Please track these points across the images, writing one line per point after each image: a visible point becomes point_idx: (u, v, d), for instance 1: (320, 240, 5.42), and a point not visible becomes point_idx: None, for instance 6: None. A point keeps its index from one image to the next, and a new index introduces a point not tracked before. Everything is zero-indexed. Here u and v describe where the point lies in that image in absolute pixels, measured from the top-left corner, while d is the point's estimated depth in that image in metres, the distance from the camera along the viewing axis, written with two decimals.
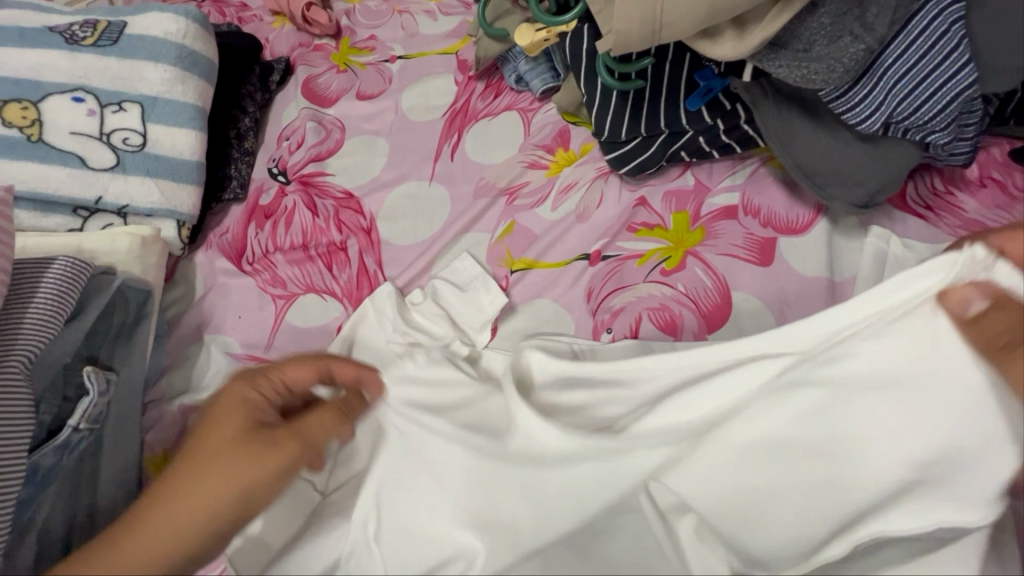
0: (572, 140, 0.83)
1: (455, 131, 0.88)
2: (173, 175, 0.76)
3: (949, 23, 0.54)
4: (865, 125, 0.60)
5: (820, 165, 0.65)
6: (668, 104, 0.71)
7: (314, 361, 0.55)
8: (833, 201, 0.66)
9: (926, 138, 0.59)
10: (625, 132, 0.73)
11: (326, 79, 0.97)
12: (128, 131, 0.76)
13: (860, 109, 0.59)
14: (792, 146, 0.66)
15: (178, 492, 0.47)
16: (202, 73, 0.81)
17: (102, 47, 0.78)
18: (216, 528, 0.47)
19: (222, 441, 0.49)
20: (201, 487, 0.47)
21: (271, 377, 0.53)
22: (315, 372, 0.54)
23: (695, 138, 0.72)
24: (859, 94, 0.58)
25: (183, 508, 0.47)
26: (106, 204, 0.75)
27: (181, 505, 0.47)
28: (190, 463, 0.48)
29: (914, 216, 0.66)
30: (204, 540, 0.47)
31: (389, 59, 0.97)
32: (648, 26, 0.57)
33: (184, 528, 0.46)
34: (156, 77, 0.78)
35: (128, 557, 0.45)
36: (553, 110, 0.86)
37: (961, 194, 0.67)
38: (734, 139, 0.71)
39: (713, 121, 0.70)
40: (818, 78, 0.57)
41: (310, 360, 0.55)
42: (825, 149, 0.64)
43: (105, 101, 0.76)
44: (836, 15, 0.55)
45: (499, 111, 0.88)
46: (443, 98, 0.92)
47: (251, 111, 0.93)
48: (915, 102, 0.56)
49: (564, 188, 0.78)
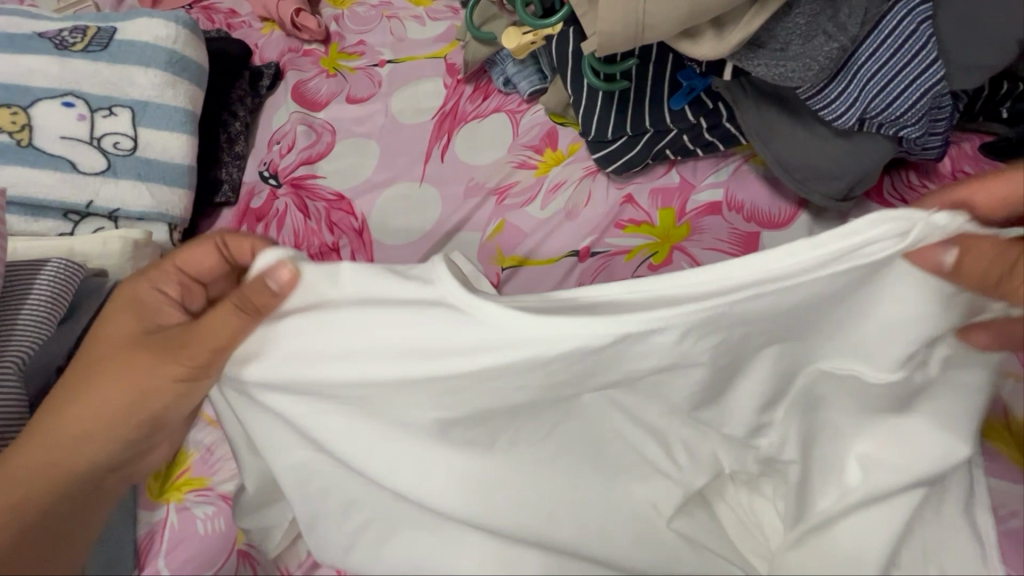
0: (560, 140, 0.85)
1: (445, 132, 0.89)
2: (164, 179, 0.77)
3: (917, 24, 0.57)
4: (841, 121, 0.62)
5: (799, 160, 0.67)
6: (652, 104, 0.73)
7: (208, 241, 0.50)
8: (812, 195, 0.68)
9: (899, 133, 0.62)
10: (611, 132, 0.75)
11: (316, 83, 0.98)
12: (119, 136, 0.77)
13: (835, 106, 0.61)
14: (772, 142, 0.68)
15: (72, 400, 0.50)
16: (193, 78, 0.81)
17: (92, 52, 0.78)
18: (111, 437, 0.51)
19: (117, 341, 0.50)
20: (95, 395, 0.50)
21: (169, 269, 0.51)
22: (212, 266, 0.51)
23: (680, 137, 0.74)
24: (834, 91, 0.60)
25: (78, 419, 0.50)
26: (97, 207, 0.75)
27: (72, 422, 0.51)
28: (92, 359, 0.50)
29: (891, 209, 0.69)
30: (102, 449, 0.52)
31: (379, 63, 0.99)
32: (632, 28, 0.59)
33: (80, 439, 0.51)
34: (146, 82, 0.78)
35: (39, 458, 0.51)
36: (540, 112, 0.88)
37: (934, 188, 0.69)
38: (717, 137, 0.73)
39: (696, 120, 0.72)
40: (795, 76, 0.59)
41: (204, 242, 0.50)
42: (803, 145, 0.66)
43: (95, 106, 0.77)
44: (811, 16, 0.57)
45: (487, 112, 0.90)
46: (432, 101, 0.93)
47: (241, 115, 0.94)
48: (888, 98, 0.59)
49: (553, 187, 0.80)
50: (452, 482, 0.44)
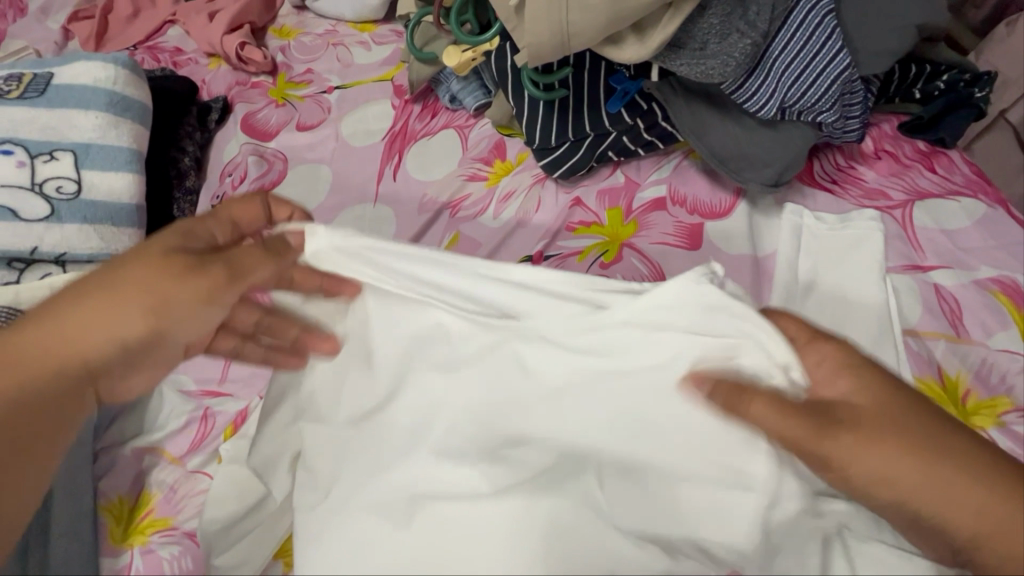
0: (508, 151, 0.87)
1: (396, 151, 0.90)
2: (111, 220, 0.76)
3: (822, 16, 0.61)
4: (764, 111, 0.65)
5: (732, 152, 0.70)
6: (590, 109, 0.76)
7: (257, 197, 0.53)
8: (747, 183, 0.71)
9: (817, 119, 0.65)
10: (555, 138, 0.77)
11: (265, 114, 0.98)
12: (62, 179, 0.76)
13: (757, 97, 0.64)
14: (705, 136, 0.71)
15: (68, 299, 0.49)
16: (137, 117, 0.81)
17: (29, 99, 0.78)
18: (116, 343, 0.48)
19: (154, 258, 0.48)
20: (101, 316, 0.48)
21: (217, 215, 0.52)
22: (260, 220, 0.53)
23: (620, 138, 0.77)
24: (754, 84, 0.64)
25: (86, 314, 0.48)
26: (42, 253, 0.74)
27: (98, 312, 0.48)
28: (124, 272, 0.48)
29: (823, 190, 0.72)
30: (88, 356, 0.49)
31: (327, 89, 1.00)
32: (557, 38, 0.61)
33: (89, 339, 0.48)
34: (87, 124, 0.78)
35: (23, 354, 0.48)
36: (488, 125, 0.90)
37: (861, 167, 0.73)
38: (656, 135, 0.76)
39: (633, 121, 0.75)
40: (715, 72, 0.62)
41: (255, 197, 0.53)
42: (733, 137, 0.69)
43: (35, 151, 0.76)
44: (723, 15, 0.60)
45: (436, 129, 0.92)
46: (381, 122, 0.94)
47: (190, 150, 0.93)
48: (803, 87, 0.62)
49: (504, 196, 0.82)
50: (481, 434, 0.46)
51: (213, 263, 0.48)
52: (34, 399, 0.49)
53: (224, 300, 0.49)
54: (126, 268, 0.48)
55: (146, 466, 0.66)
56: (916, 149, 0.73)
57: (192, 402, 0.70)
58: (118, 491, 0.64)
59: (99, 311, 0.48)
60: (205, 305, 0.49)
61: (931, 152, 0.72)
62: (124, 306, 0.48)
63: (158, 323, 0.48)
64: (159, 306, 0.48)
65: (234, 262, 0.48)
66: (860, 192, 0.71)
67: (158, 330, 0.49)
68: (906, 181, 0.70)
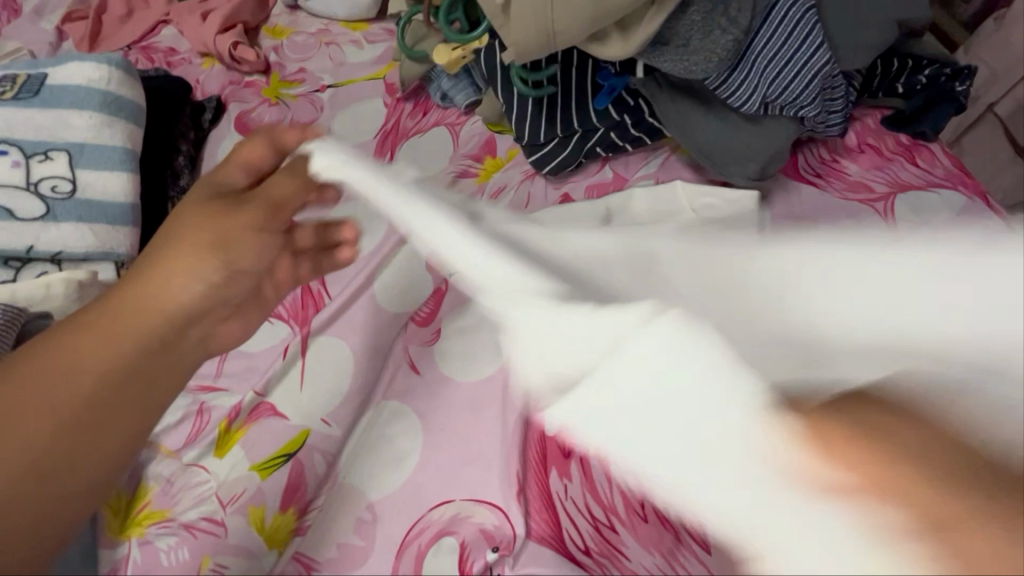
0: (499, 147, 0.88)
1: (388, 149, 0.92)
2: (105, 219, 0.77)
3: (802, 12, 0.62)
4: (747, 106, 0.66)
5: (716, 148, 0.71)
6: (578, 105, 0.77)
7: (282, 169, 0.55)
8: (732, 178, 0.71)
9: (799, 114, 0.66)
10: (544, 134, 0.78)
11: (258, 113, 0.99)
12: (57, 179, 0.77)
13: (740, 93, 0.65)
14: (690, 132, 0.72)
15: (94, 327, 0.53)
16: (130, 116, 0.82)
17: (24, 100, 0.79)
18: (133, 350, 0.53)
19: (189, 247, 0.54)
20: (109, 325, 0.53)
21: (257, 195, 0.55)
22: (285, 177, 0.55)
23: (607, 134, 0.78)
24: (737, 79, 0.65)
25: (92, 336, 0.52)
26: (38, 252, 0.75)
27: (113, 328, 0.53)
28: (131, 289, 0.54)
29: (807, 183, 0.73)
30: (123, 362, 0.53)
31: (319, 88, 1.01)
32: (542, 36, 0.62)
33: (115, 353, 0.53)
34: (81, 124, 0.79)
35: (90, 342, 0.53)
36: (479, 122, 0.91)
37: (844, 161, 0.74)
38: (643, 131, 0.77)
39: (620, 116, 0.76)
40: (698, 68, 0.63)
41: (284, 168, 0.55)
42: (718, 132, 0.70)
43: (30, 151, 0.77)
44: (705, 12, 0.61)
45: (428, 127, 0.93)
46: (373, 120, 0.95)
47: (184, 149, 0.94)
48: (785, 82, 0.63)
49: (494, 191, 0.83)
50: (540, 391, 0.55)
51: (215, 242, 0.54)
52: (140, 364, 0.54)
53: (271, 229, 0.57)
54: (160, 268, 0.54)
55: (142, 459, 0.67)
56: (898, 142, 0.74)
57: (189, 396, 0.71)
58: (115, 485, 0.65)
59: (95, 329, 0.53)
60: (259, 233, 0.56)
61: (913, 145, 0.73)
62: (191, 258, 0.54)
63: (190, 275, 0.54)
64: (226, 243, 0.54)
65: (270, 197, 0.55)
66: (843, 185, 0.72)
67: (183, 271, 0.54)
68: (889, 174, 0.72)
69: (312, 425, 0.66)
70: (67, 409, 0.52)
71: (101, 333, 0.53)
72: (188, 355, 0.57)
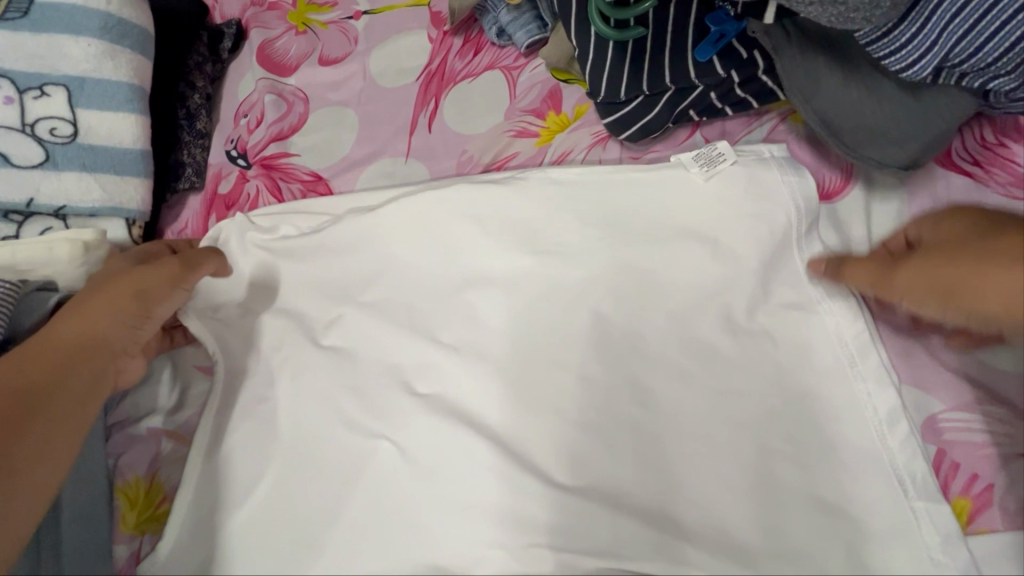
0: (565, 101, 0.73)
1: (432, 97, 0.78)
2: (112, 167, 0.68)
3: None
4: (913, 70, 0.50)
5: (850, 123, 0.56)
6: (673, 55, 0.61)
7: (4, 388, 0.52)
8: (864, 161, 0.58)
9: (986, 84, 0.50)
10: (624, 92, 0.63)
11: (284, 43, 0.85)
12: (56, 120, 0.66)
13: (906, 52, 0.49)
14: (815, 99, 0.57)
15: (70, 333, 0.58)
16: (136, 46, 0.70)
17: (11, 21, 0.66)
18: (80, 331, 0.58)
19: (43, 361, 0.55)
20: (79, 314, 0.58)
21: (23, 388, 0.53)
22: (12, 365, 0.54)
23: (706, 94, 0.63)
24: (906, 33, 0.48)
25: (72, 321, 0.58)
26: (40, 206, 0.66)
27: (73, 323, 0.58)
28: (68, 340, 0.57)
29: (960, 175, 0.58)
30: (85, 330, 0.58)
31: (353, 14, 0.85)
32: None
33: (92, 319, 0.58)
34: (79, 53, 0.67)
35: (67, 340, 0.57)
36: (542, 67, 0.76)
37: (1015, 146, 0.58)
38: (750, 93, 0.62)
39: (726, 73, 0.60)
40: (857, 16, 0.46)
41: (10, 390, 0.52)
42: (857, 103, 0.55)
43: (23, 85, 0.66)
44: None
45: (480, 70, 0.78)
46: (416, 59, 0.81)
47: (200, 86, 0.82)
48: (976, 41, 0.46)
49: (557, 158, 0.71)
50: (548, 431, 0.55)
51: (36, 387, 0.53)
52: (78, 334, 0.58)
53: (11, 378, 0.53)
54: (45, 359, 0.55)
55: (162, 449, 0.62)
56: None
57: (207, 379, 0.66)
58: (135, 471, 0.61)
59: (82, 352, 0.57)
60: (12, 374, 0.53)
61: None
62: (117, 299, 0.60)
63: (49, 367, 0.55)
64: (146, 295, 0.60)
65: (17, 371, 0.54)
66: (1008, 178, 0.57)
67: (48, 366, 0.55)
68: None
69: (320, 433, 0.59)
70: (87, 318, 0.58)
71: (64, 348, 0.57)
72: (50, 342, 0.57)
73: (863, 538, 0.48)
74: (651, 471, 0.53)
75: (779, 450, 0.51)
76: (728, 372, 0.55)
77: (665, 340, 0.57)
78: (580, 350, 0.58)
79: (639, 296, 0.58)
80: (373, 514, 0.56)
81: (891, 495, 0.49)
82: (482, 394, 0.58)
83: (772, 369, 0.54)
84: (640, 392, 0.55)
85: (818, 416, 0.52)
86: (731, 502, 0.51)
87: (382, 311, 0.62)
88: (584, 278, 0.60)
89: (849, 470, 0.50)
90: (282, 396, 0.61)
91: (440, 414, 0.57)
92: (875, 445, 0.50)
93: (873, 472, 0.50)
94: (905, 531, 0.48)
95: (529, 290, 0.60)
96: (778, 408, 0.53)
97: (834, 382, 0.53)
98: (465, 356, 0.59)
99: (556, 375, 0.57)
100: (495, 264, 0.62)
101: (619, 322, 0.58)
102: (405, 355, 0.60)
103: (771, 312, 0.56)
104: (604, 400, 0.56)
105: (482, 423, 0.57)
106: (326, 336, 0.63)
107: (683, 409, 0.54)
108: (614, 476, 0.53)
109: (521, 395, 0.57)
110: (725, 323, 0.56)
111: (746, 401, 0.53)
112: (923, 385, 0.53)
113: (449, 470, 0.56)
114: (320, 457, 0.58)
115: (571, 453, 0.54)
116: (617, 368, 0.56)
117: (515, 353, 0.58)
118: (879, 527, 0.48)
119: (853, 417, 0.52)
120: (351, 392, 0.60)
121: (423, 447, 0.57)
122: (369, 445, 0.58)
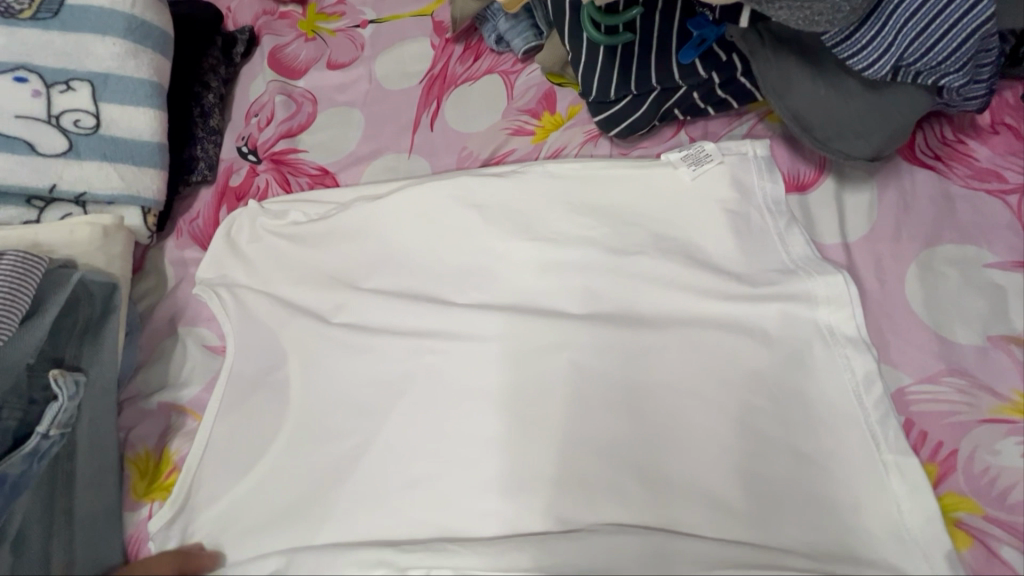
0: (559, 102, 0.78)
1: (434, 98, 0.82)
2: (130, 158, 0.72)
3: None
4: (873, 69, 0.55)
5: (820, 119, 0.61)
6: (659, 58, 0.66)
7: None
8: (834, 154, 0.62)
9: (938, 82, 0.55)
10: (614, 91, 0.68)
11: (294, 48, 0.90)
12: (79, 113, 0.70)
13: (868, 52, 0.53)
14: (788, 97, 0.61)
15: None
16: (157, 46, 0.75)
17: (42, 21, 0.71)
18: None
19: None
20: None
21: None
22: None
23: (690, 94, 0.68)
24: (866, 36, 0.53)
25: None
26: (61, 192, 0.70)
27: None
28: None
29: (924, 167, 0.63)
30: None
31: (361, 23, 0.90)
32: None
33: None
34: (104, 52, 0.72)
35: None
36: (537, 71, 0.81)
37: (972, 143, 0.63)
38: (730, 93, 0.67)
39: (707, 74, 0.66)
40: (822, 19, 0.51)
41: None
42: (825, 101, 0.60)
43: (50, 80, 0.70)
44: None
45: (479, 74, 0.83)
46: (419, 64, 0.86)
47: (214, 86, 0.87)
48: (928, 42, 0.51)
49: (552, 153, 0.75)
50: (545, 406, 0.58)
51: None
52: None
53: None
54: None
55: (172, 422, 0.65)
56: None
57: (216, 357, 0.69)
58: (145, 443, 0.64)
59: None
60: None
61: None
62: None
63: None
64: None
65: None
66: (967, 171, 0.62)
67: None
68: None
69: (325, 407, 0.62)
70: None
71: None
72: None
73: (838, 498, 0.51)
74: (645, 441, 0.55)
75: (759, 421, 0.54)
76: (713, 351, 0.58)
77: (653, 320, 0.60)
78: (575, 330, 0.60)
79: (629, 280, 0.62)
80: (374, 485, 0.57)
81: (862, 457, 0.52)
82: (479, 374, 0.60)
83: (753, 345, 0.58)
84: (631, 368, 0.58)
85: (796, 388, 0.55)
86: (717, 468, 0.53)
87: (387, 294, 0.66)
88: (577, 263, 0.64)
89: (822, 438, 0.54)
90: (290, 372, 0.64)
91: (442, 390, 0.60)
92: (846, 414, 0.54)
93: (845, 438, 0.53)
94: (875, 488, 0.51)
95: (525, 273, 0.64)
96: (759, 382, 0.56)
97: (810, 357, 0.57)
98: (465, 336, 0.62)
99: (554, 354, 0.60)
100: (494, 249, 0.66)
101: (611, 303, 0.62)
102: (407, 334, 0.63)
103: (750, 295, 0.59)
104: (598, 377, 0.58)
105: (482, 398, 0.59)
106: (333, 317, 0.66)
107: (671, 383, 0.57)
108: (608, 447, 0.56)
109: (518, 372, 0.59)
110: (709, 304, 0.60)
111: (731, 375, 0.57)
112: (892, 360, 0.57)
113: (449, 442, 0.58)
114: (325, 429, 0.61)
115: (567, 426, 0.57)
116: (608, 347, 0.59)
117: (512, 331, 0.61)
118: (852, 487, 0.51)
119: (826, 389, 0.55)
120: (356, 370, 0.63)
121: (424, 421, 0.59)
122: (375, 419, 0.60)
